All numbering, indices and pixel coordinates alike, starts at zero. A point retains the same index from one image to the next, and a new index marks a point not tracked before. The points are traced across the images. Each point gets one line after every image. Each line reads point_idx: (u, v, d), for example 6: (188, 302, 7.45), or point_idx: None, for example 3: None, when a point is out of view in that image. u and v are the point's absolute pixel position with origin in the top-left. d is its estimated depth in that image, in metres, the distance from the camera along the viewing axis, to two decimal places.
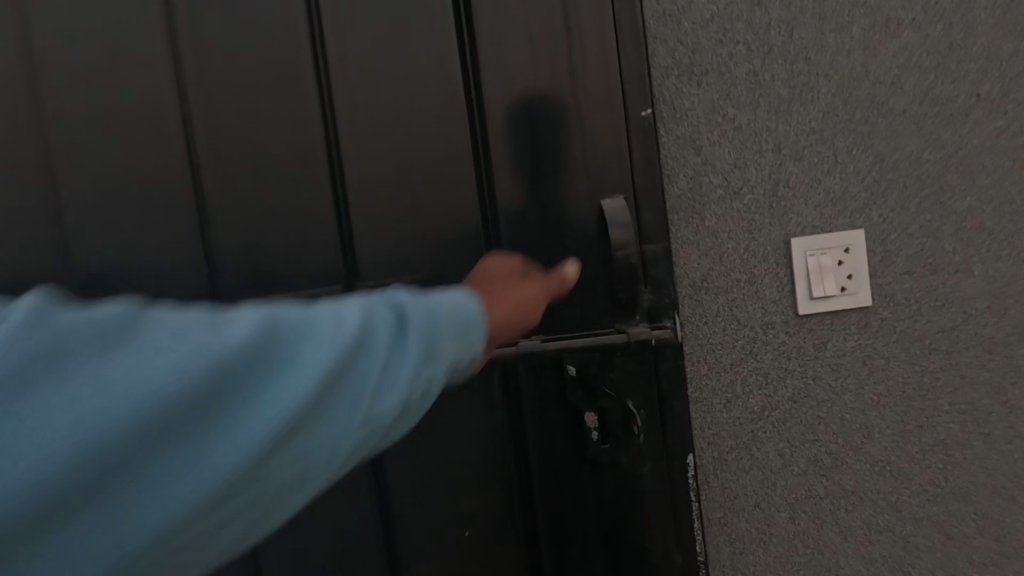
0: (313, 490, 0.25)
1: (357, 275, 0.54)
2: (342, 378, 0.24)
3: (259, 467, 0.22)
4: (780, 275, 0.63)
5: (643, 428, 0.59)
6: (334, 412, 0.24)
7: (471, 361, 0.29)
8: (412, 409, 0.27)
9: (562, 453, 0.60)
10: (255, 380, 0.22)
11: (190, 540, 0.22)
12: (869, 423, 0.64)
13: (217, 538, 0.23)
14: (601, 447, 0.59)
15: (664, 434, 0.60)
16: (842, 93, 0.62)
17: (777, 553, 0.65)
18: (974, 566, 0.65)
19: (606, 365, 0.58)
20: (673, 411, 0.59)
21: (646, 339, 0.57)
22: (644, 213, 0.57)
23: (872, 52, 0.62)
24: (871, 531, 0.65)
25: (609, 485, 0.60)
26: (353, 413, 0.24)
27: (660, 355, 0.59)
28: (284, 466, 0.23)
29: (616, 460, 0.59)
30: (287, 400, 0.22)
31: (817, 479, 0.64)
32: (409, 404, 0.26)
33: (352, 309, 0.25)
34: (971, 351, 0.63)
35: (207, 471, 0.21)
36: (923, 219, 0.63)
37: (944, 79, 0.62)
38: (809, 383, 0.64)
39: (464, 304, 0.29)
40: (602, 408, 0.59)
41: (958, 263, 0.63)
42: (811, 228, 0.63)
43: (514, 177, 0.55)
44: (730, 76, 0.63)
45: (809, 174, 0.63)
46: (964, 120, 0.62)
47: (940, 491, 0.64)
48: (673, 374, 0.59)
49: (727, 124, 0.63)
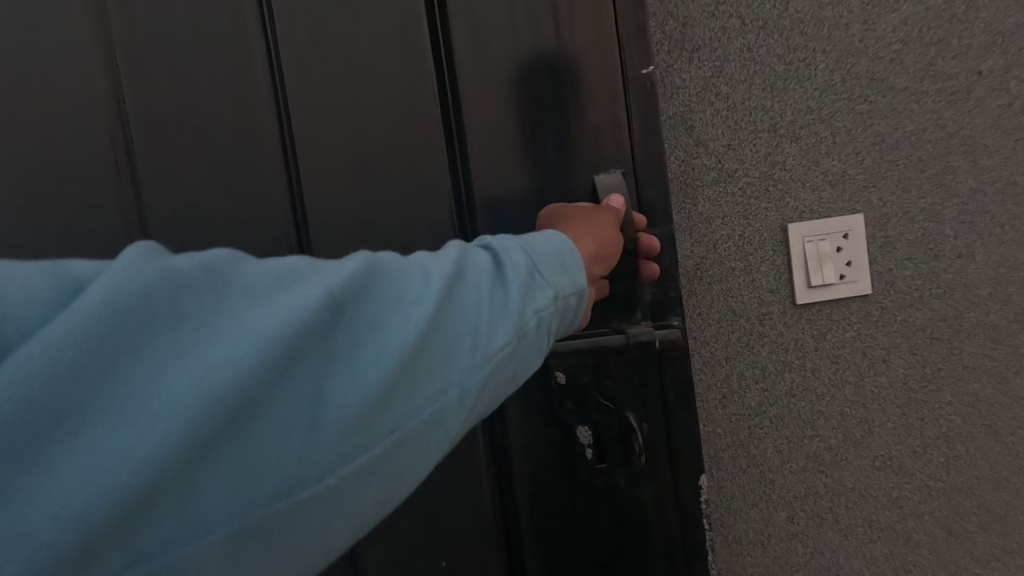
0: (455, 425, 0.23)
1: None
2: (473, 295, 0.24)
3: (404, 381, 0.21)
4: (777, 263, 0.60)
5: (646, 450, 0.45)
6: (471, 327, 0.23)
7: (583, 299, 0.30)
8: (536, 342, 0.26)
9: (543, 476, 0.45)
10: (390, 299, 0.22)
11: (347, 481, 0.20)
12: (870, 417, 0.61)
13: (358, 497, 0.21)
14: (593, 472, 0.45)
15: (673, 457, 0.46)
16: (839, 69, 0.59)
17: (775, 554, 0.62)
18: (978, 563, 0.62)
19: (600, 367, 0.45)
20: (683, 426, 0.46)
21: (648, 341, 0.45)
22: (648, 186, 0.44)
23: (871, 27, 0.59)
24: (872, 529, 0.62)
25: (604, 521, 0.46)
26: (496, 328, 0.24)
27: (667, 358, 0.45)
28: (430, 385, 0.22)
29: (614, 485, 0.45)
30: (430, 311, 0.22)
31: (816, 476, 0.61)
32: (539, 323, 0.26)
33: (451, 249, 0.25)
34: (974, 340, 0.61)
35: (382, 352, 0.20)
36: (924, 201, 0.60)
37: (945, 54, 0.59)
38: (808, 377, 0.61)
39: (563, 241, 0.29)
40: (595, 421, 0.45)
41: (960, 248, 0.60)
42: (809, 212, 0.59)
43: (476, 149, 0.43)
44: (723, 51, 0.59)
45: (806, 155, 0.59)
46: (965, 97, 0.59)
47: (942, 485, 0.62)
48: (686, 382, 0.45)
49: (720, 103, 0.59)
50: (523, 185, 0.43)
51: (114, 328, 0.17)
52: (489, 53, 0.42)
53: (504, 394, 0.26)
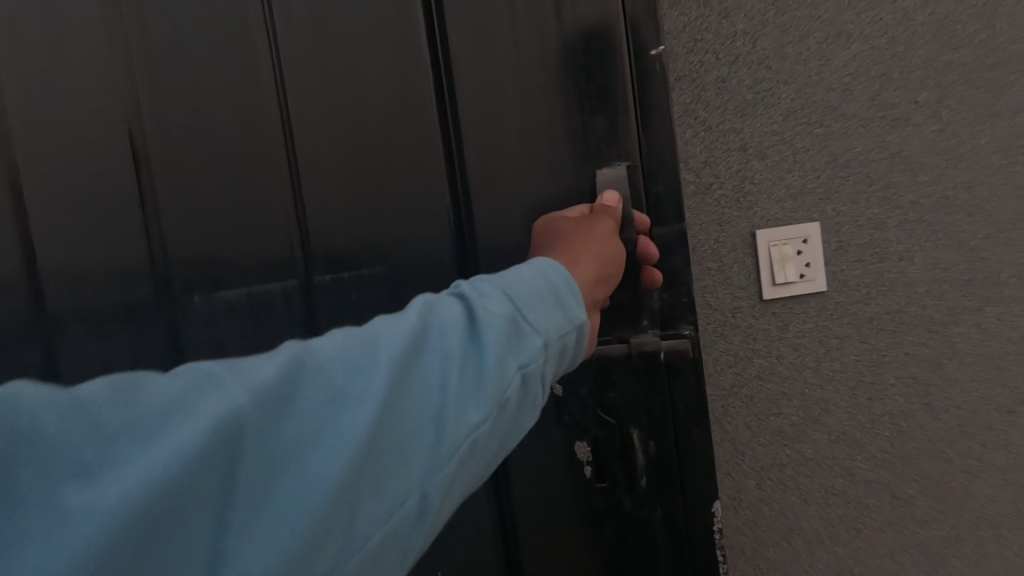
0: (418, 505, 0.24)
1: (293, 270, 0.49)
2: (436, 369, 0.25)
3: (374, 463, 0.23)
4: (746, 263, 0.69)
5: (652, 461, 0.48)
6: (437, 401, 0.25)
7: (562, 343, 0.30)
8: (514, 400, 0.27)
9: (552, 482, 0.49)
10: (353, 384, 0.24)
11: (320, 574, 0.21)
12: (826, 397, 0.71)
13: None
14: (600, 480, 0.49)
15: (679, 469, 0.48)
16: (799, 98, 0.69)
17: (745, 517, 0.71)
18: (919, 524, 0.72)
19: (608, 382, 0.48)
20: (691, 439, 0.47)
21: (653, 352, 0.47)
22: (654, 181, 0.46)
23: (825, 62, 0.69)
24: (829, 494, 0.71)
25: (604, 524, 0.49)
26: (464, 397, 0.25)
27: (676, 372, 0.47)
28: (403, 463, 0.23)
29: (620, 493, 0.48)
30: (389, 395, 0.23)
31: (781, 448, 0.71)
32: (518, 380, 0.27)
33: (417, 320, 0.26)
34: (914, 331, 0.71)
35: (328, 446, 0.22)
36: (871, 212, 0.70)
37: (888, 87, 0.69)
38: (774, 362, 0.70)
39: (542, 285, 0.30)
40: (603, 433, 0.48)
41: (902, 251, 0.70)
42: (773, 220, 0.69)
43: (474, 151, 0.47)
44: (700, 82, 0.68)
45: (772, 170, 0.69)
46: (906, 123, 0.69)
47: (888, 456, 0.71)
48: (692, 397, 0.47)
49: (698, 125, 0.68)
50: (519, 185, 0.47)
51: (86, 448, 0.20)
52: (492, 68, 0.46)
53: (493, 454, 0.27)
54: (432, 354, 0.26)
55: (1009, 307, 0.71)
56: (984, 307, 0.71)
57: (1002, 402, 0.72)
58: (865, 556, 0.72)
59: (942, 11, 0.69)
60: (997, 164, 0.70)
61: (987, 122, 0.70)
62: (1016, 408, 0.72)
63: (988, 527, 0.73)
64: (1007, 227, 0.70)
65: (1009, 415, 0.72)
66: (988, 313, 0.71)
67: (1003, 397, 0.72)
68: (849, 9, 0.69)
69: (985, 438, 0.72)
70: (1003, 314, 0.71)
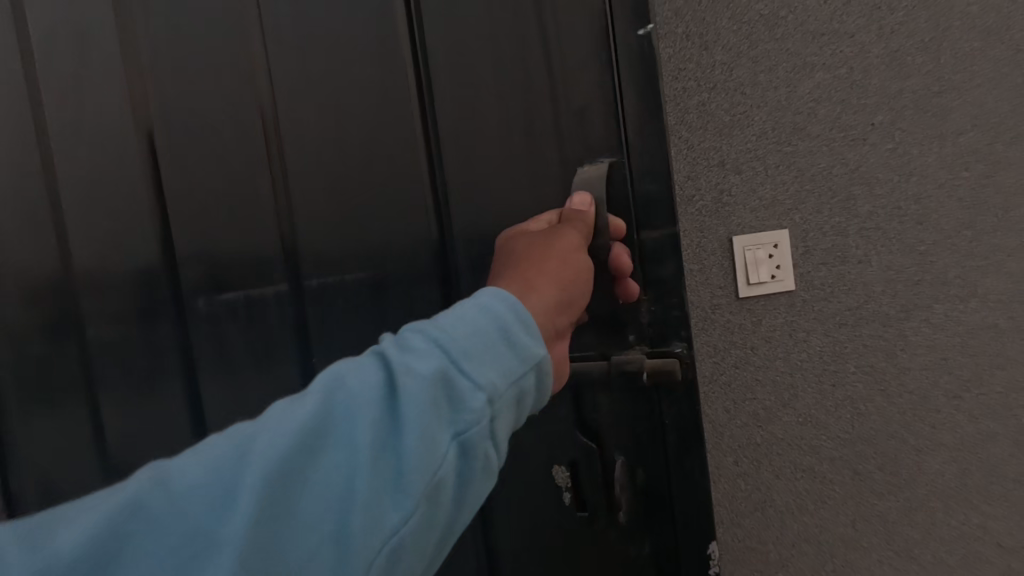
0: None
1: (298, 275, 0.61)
2: (340, 464, 0.28)
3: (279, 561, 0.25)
4: (724, 265, 0.78)
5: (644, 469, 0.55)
6: (343, 501, 0.27)
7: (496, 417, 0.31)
8: (436, 487, 0.28)
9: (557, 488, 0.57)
10: (257, 491, 0.26)
11: None
12: (795, 383, 0.80)
13: None
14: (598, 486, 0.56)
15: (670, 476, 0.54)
16: (770, 121, 0.78)
17: (724, 490, 0.80)
18: (877, 495, 0.82)
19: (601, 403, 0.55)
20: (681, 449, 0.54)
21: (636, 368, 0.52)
22: (641, 182, 0.53)
23: (793, 89, 0.78)
24: (798, 470, 0.81)
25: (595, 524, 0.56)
26: (373, 488, 0.27)
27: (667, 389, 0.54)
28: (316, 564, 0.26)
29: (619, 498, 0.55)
30: (293, 500, 0.26)
31: (755, 429, 0.80)
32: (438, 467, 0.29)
33: (326, 410, 0.29)
34: (871, 325, 0.80)
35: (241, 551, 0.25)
36: (833, 220, 0.79)
37: (847, 111, 0.79)
38: (749, 353, 0.79)
39: (440, 349, 0.31)
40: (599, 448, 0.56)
41: (860, 255, 0.80)
42: (748, 228, 0.78)
43: (451, 154, 0.57)
44: (683, 106, 0.78)
45: (747, 183, 0.78)
46: (863, 143, 0.79)
47: (849, 436, 0.81)
48: (679, 415, 0.54)
49: (681, 144, 0.78)
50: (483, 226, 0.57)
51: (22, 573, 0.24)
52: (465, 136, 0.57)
53: (430, 536, 0.29)
54: (333, 451, 0.28)
55: (955, 304, 0.81)
56: (932, 304, 0.81)
57: (948, 387, 0.81)
58: (830, 524, 0.81)
59: (896, 45, 0.79)
60: (942, 178, 0.80)
61: (933, 142, 0.80)
62: (961, 392, 0.82)
63: (937, 499, 0.82)
64: (952, 234, 0.80)
65: (955, 399, 0.82)
66: (936, 310, 0.81)
67: (949, 383, 0.81)
68: (813, 42, 0.78)
69: (935, 419, 0.82)
70: (949, 310, 0.81)
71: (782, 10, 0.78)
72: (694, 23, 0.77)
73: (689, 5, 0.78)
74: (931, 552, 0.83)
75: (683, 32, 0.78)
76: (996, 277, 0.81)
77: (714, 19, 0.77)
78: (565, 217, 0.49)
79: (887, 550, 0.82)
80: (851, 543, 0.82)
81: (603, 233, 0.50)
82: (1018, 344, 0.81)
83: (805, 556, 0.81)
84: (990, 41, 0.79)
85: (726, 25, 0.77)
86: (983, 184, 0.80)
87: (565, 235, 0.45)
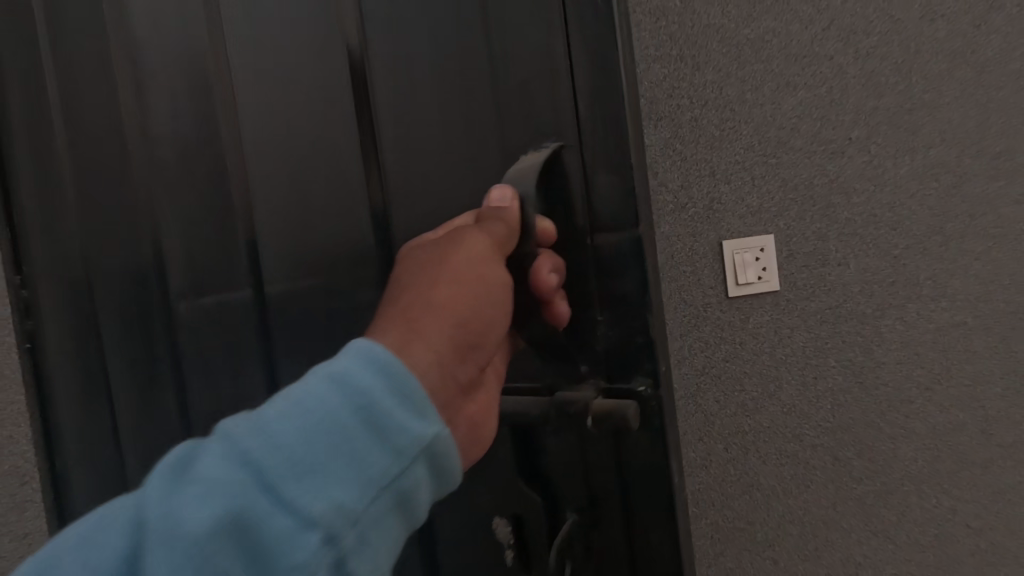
0: None
1: (280, 276, 0.66)
2: None
3: None
4: (715, 267, 0.85)
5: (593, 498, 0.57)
6: None
7: None
8: None
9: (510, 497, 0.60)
10: None
11: None
12: (780, 375, 0.87)
13: None
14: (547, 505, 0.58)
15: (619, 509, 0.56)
16: (756, 135, 0.86)
17: (715, 475, 0.87)
18: (856, 480, 0.88)
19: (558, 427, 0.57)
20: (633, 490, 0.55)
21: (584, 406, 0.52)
22: (595, 170, 0.53)
23: (777, 106, 0.86)
24: (782, 456, 0.87)
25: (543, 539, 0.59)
26: None
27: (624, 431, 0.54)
28: None
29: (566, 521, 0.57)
30: None
31: (743, 418, 0.87)
32: None
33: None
34: (849, 322, 0.88)
35: None
36: (815, 226, 0.87)
37: (827, 126, 0.86)
38: (738, 347, 0.86)
39: (206, 520, 0.26)
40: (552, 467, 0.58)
41: (839, 258, 0.87)
42: (737, 233, 0.86)
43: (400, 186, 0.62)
44: (677, 121, 0.85)
45: (735, 192, 0.85)
46: (842, 155, 0.87)
47: (830, 425, 0.88)
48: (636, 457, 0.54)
49: (676, 157, 0.85)
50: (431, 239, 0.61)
51: None
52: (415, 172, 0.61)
53: None
54: None
55: (926, 304, 0.88)
56: (905, 303, 0.88)
57: (921, 380, 0.89)
58: (812, 506, 0.88)
59: (870, 66, 0.86)
60: (914, 188, 0.87)
61: (906, 155, 0.87)
62: (932, 385, 0.89)
63: (911, 483, 0.89)
64: (923, 239, 0.88)
65: (927, 391, 0.89)
66: (909, 308, 0.88)
67: (921, 376, 0.89)
68: (795, 64, 0.86)
69: (908, 409, 0.89)
70: (921, 309, 0.88)
71: (767, 34, 0.85)
72: (687, 46, 0.85)
73: (682, 29, 0.84)
74: (906, 532, 0.90)
75: (676, 53, 0.85)
76: (963, 279, 0.88)
77: (705, 42, 0.85)
78: (483, 217, 0.49)
79: (865, 530, 0.89)
80: (832, 524, 0.88)
81: (529, 234, 0.50)
82: (982, 340, 0.89)
83: (790, 536, 0.88)
84: (956, 64, 0.87)
85: (716, 47, 0.85)
86: (951, 194, 0.88)
87: (469, 240, 0.45)
